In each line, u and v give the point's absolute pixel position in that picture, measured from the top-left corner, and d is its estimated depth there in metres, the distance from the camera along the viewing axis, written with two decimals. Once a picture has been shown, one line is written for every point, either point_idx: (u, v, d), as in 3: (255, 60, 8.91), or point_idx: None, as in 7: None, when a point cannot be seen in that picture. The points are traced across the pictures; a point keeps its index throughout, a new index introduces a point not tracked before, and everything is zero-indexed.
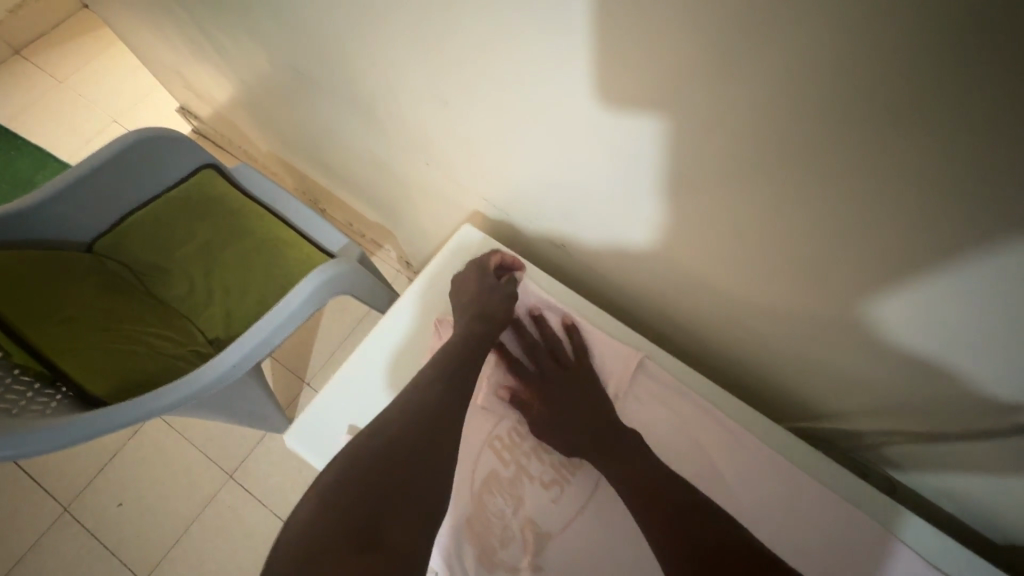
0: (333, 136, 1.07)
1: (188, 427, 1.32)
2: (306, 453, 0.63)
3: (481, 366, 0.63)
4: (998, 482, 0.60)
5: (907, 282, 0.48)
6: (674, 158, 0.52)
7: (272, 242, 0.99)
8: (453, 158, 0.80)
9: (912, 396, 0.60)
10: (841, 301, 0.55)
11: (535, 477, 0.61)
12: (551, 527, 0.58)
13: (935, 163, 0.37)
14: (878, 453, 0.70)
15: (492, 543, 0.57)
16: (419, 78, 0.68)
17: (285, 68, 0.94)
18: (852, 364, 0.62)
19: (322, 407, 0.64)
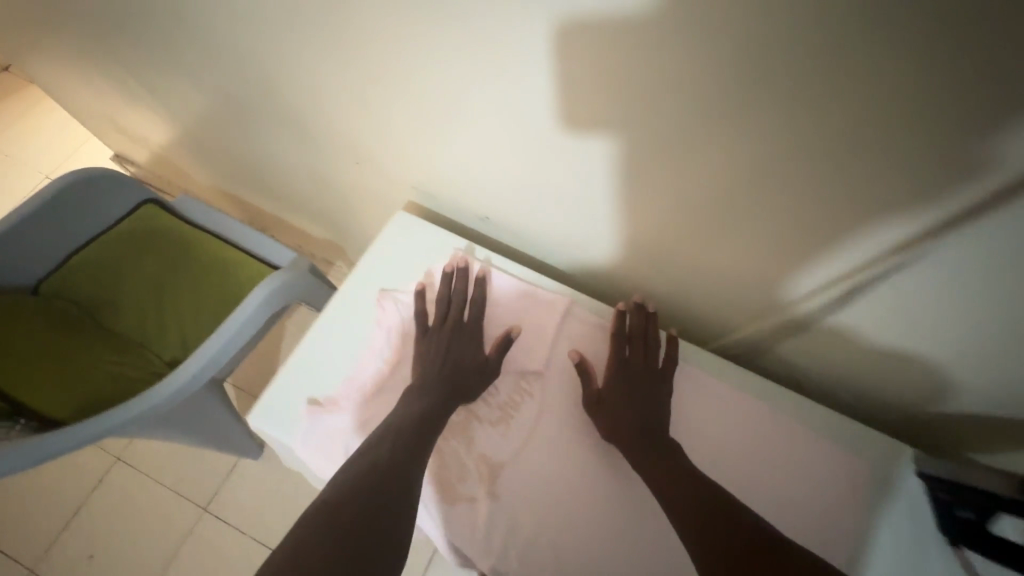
0: (269, 159, 1.11)
1: (155, 468, 1.30)
2: (270, 431, 0.62)
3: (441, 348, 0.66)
4: (879, 363, 0.66)
5: (756, 203, 0.53)
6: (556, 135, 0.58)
7: (221, 265, 1.03)
8: (380, 156, 0.85)
9: (770, 305, 0.67)
10: (714, 232, 0.60)
11: (484, 418, 0.66)
12: (503, 457, 0.64)
13: (746, 113, 0.45)
14: (779, 359, 0.76)
15: (451, 479, 0.62)
16: (336, 88, 0.74)
17: (215, 97, 0.99)
18: (722, 287, 0.68)
19: (278, 386, 0.64)
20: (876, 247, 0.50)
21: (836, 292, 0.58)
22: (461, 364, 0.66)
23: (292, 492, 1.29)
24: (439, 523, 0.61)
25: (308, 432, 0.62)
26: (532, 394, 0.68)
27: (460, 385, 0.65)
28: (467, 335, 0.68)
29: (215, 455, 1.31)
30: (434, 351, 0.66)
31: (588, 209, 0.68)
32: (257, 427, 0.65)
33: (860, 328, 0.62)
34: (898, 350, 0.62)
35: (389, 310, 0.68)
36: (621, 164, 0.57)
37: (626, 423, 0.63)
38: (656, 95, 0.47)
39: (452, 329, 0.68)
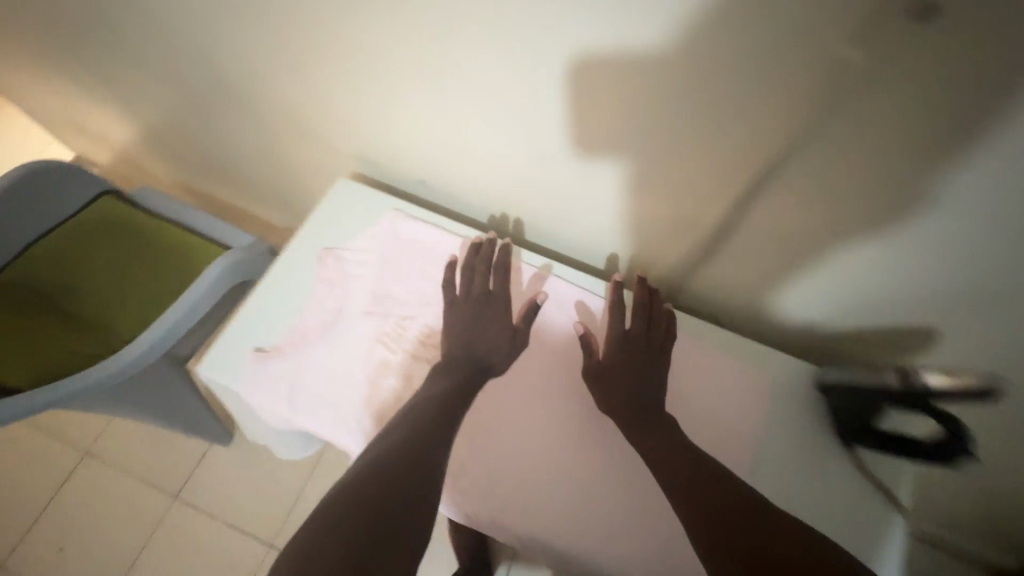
0: (224, 145, 1.15)
1: (124, 459, 1.31)
2: (218, 378, 0.65)
3: (467, 324, 0.67)
4: (780, 285, 0.68)
5: (643, 133, 0.57)
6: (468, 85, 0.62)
7: (179, 250, 1.06)
8: (321, 128, 0.87)
9: (678, 245, 0.69)
10: (619, 166, 0.63)
11: (420, 357, 0.66)
12: (434, 394, 0.65)
13: (619, 50, 0.49)
14: (694, 296, 0.78)
15: (389, 413, 0.63)
16: (270, 64, 0.78)
17: (164, 86, 1.02)
18: (634, 231, 0.71)
19: (225, 339, 0.66)
20: (748, 165, 0.54)
21: (728, 218, 0.61)
22: (480, 339, 0.66)
23: (263, 475, 1.31)
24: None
25: (253, 378, 0.64)
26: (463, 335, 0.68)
27: (482, 360, 0.65)
28: (493, 307, 0.68)
29: (186, 443, 1.33)
30: (461, 326, 0.66)
31: (508, 159, 0.71)
32: (206, 380, 0.66)
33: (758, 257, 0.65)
34: (797, 279, 0.65)
35: (332, 266, 0.70)
36: (529, 108, 0.61)
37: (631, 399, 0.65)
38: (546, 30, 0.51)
39: (478, 302, 0.68)
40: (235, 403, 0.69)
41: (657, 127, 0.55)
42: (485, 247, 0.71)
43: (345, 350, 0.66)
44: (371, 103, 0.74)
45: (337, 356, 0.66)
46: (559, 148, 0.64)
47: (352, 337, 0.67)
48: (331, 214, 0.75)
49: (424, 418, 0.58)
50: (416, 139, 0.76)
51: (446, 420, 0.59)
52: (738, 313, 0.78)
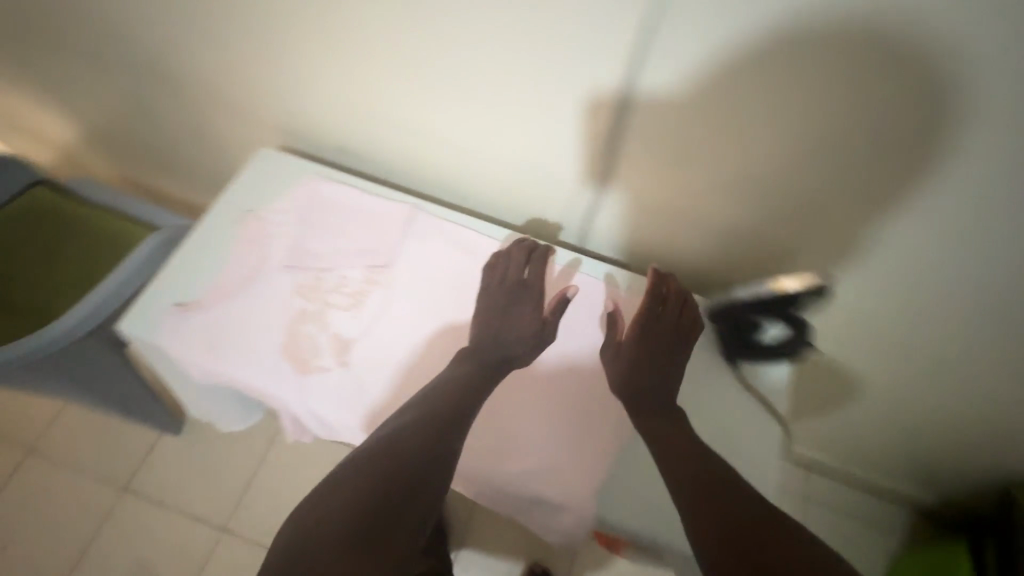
0: (158, 136, 1.17)
1: (69, 457, 1.30)
2: (137, 332, 0.67)
3: (495, 316, 0.69)
4: (664, 210, 0.76)
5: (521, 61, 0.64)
6: (367, 29, 0.69)
7: (113, 234, 1.06)
8: (249, 98, 0.91)
9: (573, 177, 0.76)
10: (510, 100, 0.69)
11: (338, 305, 0.70)
12: (352, 334, 0.69)
13: None
14: (599, 236, 0.85)
15: (305, 356, 0.67)
16: (193, 35, 0.83)
17: (94, 76, 1.05)
18: (534, 170, 0.78)
19: (145, 297, 0.69)
20: (607, 88, 0.62)
21: (606, 146, 0.69)
22: (506, 333, 0.69)
23: (213, 463, 1.31)
24: (296, 393, 0.65)
25: (174, 331, 0.67)
26: (379, 283, 0.72)
27: (507, 351, 0.68)
28: (521, 299, 0.70)
29: (133, 436, 1.32)
30: (490, 316, 0.69)
31: (419, 107, 0.77)
32: (127, 336, 0.68)
33: (636, 181, 0.72)
34: (675, 201, 0.73)
35: (255, 227, 0.73)
36: (428, 49, 0.67)
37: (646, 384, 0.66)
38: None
39: (511, 290, 0.70)
40: (158, 359, 0.71)
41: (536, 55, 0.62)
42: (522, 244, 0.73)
43: (264, 303, 0.69)
44: (289, 60, 0.79)
45: (255, 308, 0.69)
46: (461, 88, 0.71)
47: (272, 290, 0.70)
48: (254, 178, 0.78)
49: (439, 418, 0.60)
50: (335, 94, 0.81)
51: (461, 416, 0.61)
52: (639, 250, 0.85)
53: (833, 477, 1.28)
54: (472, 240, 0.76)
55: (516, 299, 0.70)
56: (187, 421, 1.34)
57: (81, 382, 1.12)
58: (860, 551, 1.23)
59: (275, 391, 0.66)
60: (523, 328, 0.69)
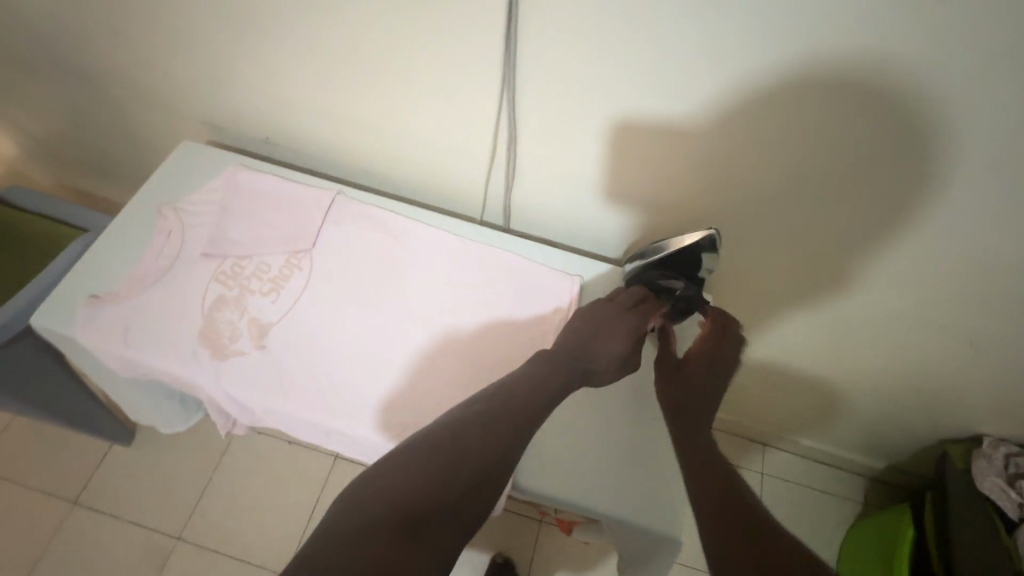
0: (95, 142, 1.15)
1: (16, 473, 1.27)
2: (48, 325, 0.66)
3: (592, 336, 0.67)
4: (583, 185, 0.77)
5: (426, 38, 0.65)
6: (278, 14, 0.70)
7: (47, 240, 1.04)
8: (170, 92, 0.92)
9: (484, 154, 0.78)
10: (423, 79, 0.71)
11: (256, 291, 0.70)
12: (272, 318, 0.69)
13: None
14: (528, 217, 0.86)
15: (222, 341, 0.67)
16: (114, 34, 0.84)
17: (24, 83, 1.04)
18: (447, 149, 0.80)
19: (59, 290, 0.68)
20: (498, 58, 0.64)
21: (506, 118, 0.71)
22: (594, 348, 0.66)
23: (166, 469, 1.29)
24: (213, 377, 0.65)
25: (87, 322, 0.67)
26: (300, 267, 0.73)
27: (588, 371, 0.65)
28: (622, 327, 0.68)
29: (82, 447, 1.30)
30: (585, 336, 0.67)
31: (342, 92, 0.78)
32: (40, 331, 0.68)
33: (542, 154, 0.75)
34: (582, 171, 0.75)
35: (172, 218, 0.73)
36: (327, 29, 0.69)
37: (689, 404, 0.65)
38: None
39: (618, 315, 0.68)
40: (76, 352, 0.70)
41: (426, 28, 0.64)
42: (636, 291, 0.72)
43: (181, 292, 0.69)
44: (199, 50, 0.80)
45: (173, 297, 0.69)
46: (365, 67, 0.72)
47: (190, 278, 0.70)
48: (174, 173, 0.78)
49: (507, 419, 0.58)
50: (250, 81, 0.82)
51: (538, 414, 0.60)
52: (568, 229, 0.86)
53: (791, 450, 1.29)
54: (394, 223, 0.77)
55: (617, 319, 0.68)
56: (138, 429, 1.32)
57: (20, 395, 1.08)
58: (821, 526, 1.23)
59: (192, 377, 0.65)
60: (610, 350, 0.66)
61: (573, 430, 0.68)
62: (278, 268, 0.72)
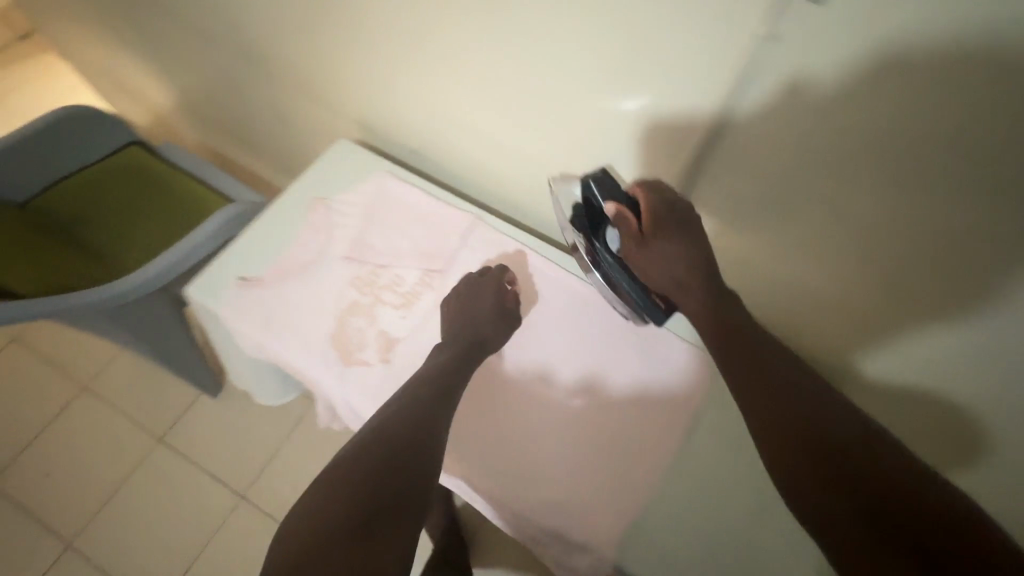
0: (247, 110, 1.21)
1: (118, 398, 1.38)
2: (201, 298, 0.71)
3: (470, 307, 0.69)
4: None
5: (613, 94, 0.63)
6: (464, 39, 0.69)
7: (193, 199, 1.12)
8: (337, 89, 0.95)
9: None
10: (595, 129, 0.68)
11: (389, 302, 0.71)
12: (400, 334, 0.70)
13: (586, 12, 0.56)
14: None
15: (351, 347, 0.68)
16: (298, 23, 0.86)
17: (201, 49, 1.11)
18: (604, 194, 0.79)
19: (215, 266, 0.73)
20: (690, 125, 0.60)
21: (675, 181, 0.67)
22: (477, 320, 0.68)
23: (243, 430, 1.35)
24: (338, 381, 0.66)
25: (235, 303, 0.70)
26: (433, 287, 0.73)
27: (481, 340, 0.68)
28: (493, 301, 0.70)
29: (176, 390, 1.39)
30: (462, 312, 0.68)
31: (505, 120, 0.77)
32: (191, 299, 0.72)
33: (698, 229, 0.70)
34: (734, 257, 0.69)
35: (321, 213, 0.76)
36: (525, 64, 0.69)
37: (685, 274, 0.54)
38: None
39: (483, 286, 0.71)
40: (215, 326, 0.74)
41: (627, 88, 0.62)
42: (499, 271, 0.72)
43: (320, 289, 0.72)
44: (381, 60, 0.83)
45: (311, 291, 0.71)
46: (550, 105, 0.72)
47: (332, 277, 0.73)
48: (327, 168, 0.81)
49: (417, 413, 0.58)
50: (416, 91, 0.83)
51: (439, 406, 0.60)
52: None
53: None
54: (526, 257, 0.76)
55: (477, 286, 0.71)
56: (228, 385, 1.40)
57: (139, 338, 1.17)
58: None
59: (318, 377, 0.67)
60: (483, 321, 0.68)
61: (681, 520, 0.64)
62: (412, 285, 0.72)
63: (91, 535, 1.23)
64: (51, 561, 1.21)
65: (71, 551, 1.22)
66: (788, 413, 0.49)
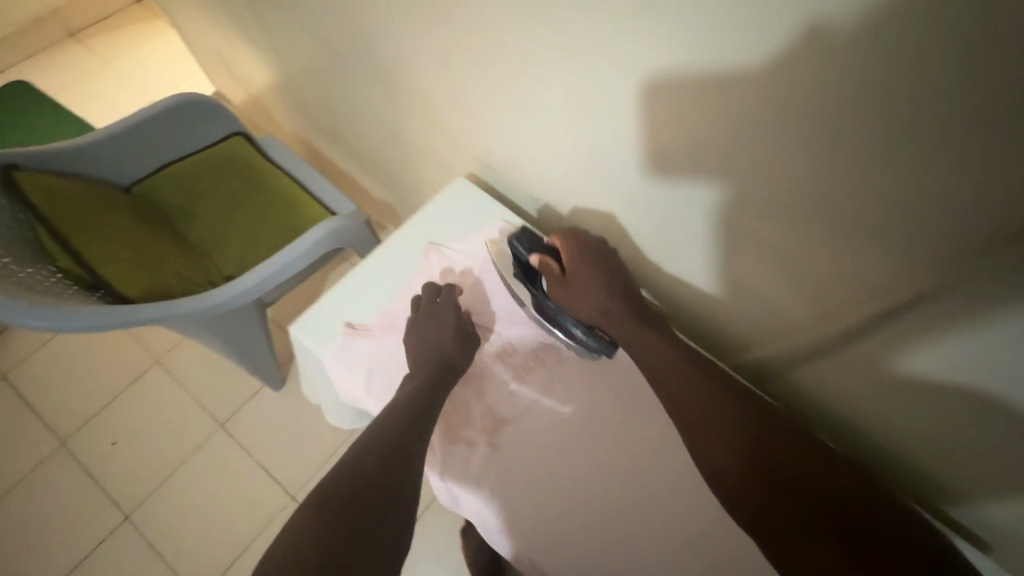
0: (347, 115, 1.16)
1: (186, 377, 1.40)
2: (306, 340, 0.70)
3: (419, 329, 0.68)
4: (898, 400, 0.62)
5: (795, 213, 0.53)
6: (618, 115, 0.60)
7: (290, 202, 1.09)
8: (455, 123, 0.88)
9: (791, 341, 0.68)
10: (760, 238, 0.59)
11: (498, 375, 0.70)
12: (508, 414, 0.68)
13: (793, 126, 0.46)
14: (793, 390, 0.75)
15: (455, 422, 0.67)
16: (425, 51, 0.78)
17: (310, 51, 1.05)
18: (754, 310, 0.70)
19: (324, 307, 0.72)
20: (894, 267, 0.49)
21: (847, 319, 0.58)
22: (432, 345, 0.67)
23: (301, 430, 1.35)
24: (439, 462, 0.66)
25: (340, 349, 0.69)
26: (546, 362, 0.71)
27: (449, 362, 0.67)
28: (449, 325, 0.69)
29: (242, 379, 1.40)
30: (417, 335, 0.68)
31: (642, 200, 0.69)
32: (295, 338, 0.72)
33: (851, 373, 0.64)
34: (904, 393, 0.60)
35: (433, 261, 0.74)
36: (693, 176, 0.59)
37: (606, 308, 0.66)
38: (727, 110, 0.49)
39: (444, 310, 0.69)
40: (313, 365, 0.74)
41: (825, 231, 0.52)
42: (448, 294, 0.71)
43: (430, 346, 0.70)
44: (516, 120, 0.75)
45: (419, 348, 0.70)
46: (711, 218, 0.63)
47: None
48: (438, 211, 0.79)
49: (392, 449, 0.59)
50: (543, 147, 0.75)
51: (414, 430, 0.61)
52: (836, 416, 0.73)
53: None
54: None
55: (434, 312, 0.69)
56: (292, 382, 1.39)
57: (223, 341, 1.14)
58: None
59: None
60: (431, 341, 0.67)
61: None
62: (523, 360, 0.71)
63: (147, 512, 1.26)
64: (108, 530, 1.24)
65: (128, 523, 1.25)
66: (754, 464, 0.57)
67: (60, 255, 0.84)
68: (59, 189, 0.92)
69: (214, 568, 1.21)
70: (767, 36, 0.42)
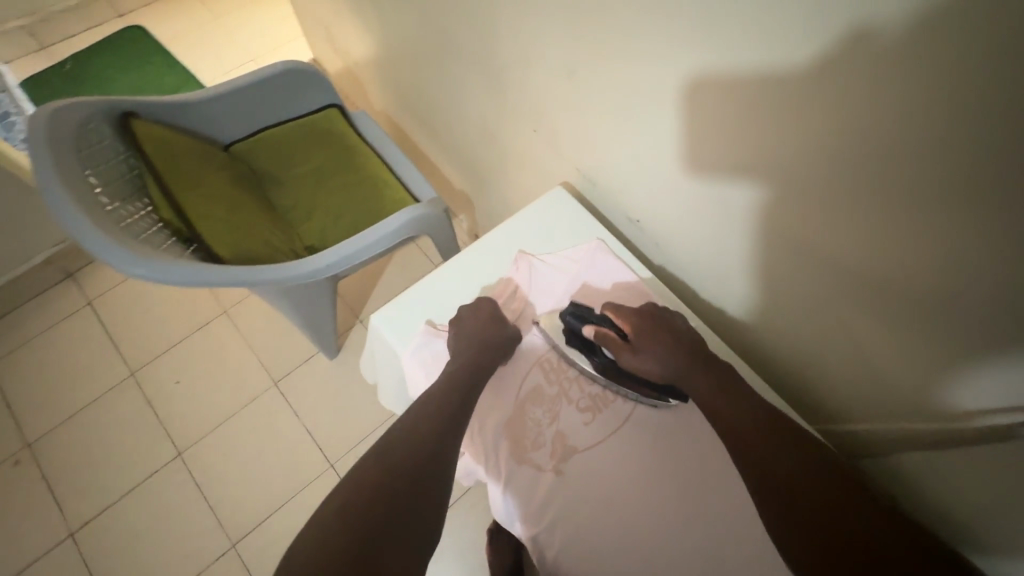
0: (440, 101, 1.16)
1: (249, 331, 1.46)
2: (388, 330, 0.74)
3: (479, 321, 0.71)
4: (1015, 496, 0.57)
5: (947, 278, 0.48)
6: (750, 150, 0.57)
7: (374, 179, 1.10)
8: (562, 131, 0.85)
9: (898, 410, 0.64)
10: (895, 297, 0.55)
11: (573, 401, 0.70)
12: (579, 442, 0.67)
13: (967, 191, 0.42)
14: (889, 461, 0.70)
15: (526, 443, 0.67)
16: (541, 53, 0.76)
17: (416, 36, 1.06)
18: (855, 372, 0.67)
19: (409, 303, 0.76)
20: None
21: (979, 398, 0.54)
22: (485, 336, 0.69)
23: (349, 402, 1.38)
24: (503, 475, 0.66)
25: (419, 345, 0.72)
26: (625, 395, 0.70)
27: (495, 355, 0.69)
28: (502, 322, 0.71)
29: (300, 341, 1.44)
30: (479, 325, 0.70)
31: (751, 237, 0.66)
32: (376, 326, 0.75)
33: (978, 471, 0.59)
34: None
35: (522, 269, 0.76)
36: (833, 233, 0.55)
37: (668, 359, 0.65)
38: (890, 163, 0.46)
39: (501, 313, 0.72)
40: (386, 355, 0.77)
41: (978, 308, 0.48)
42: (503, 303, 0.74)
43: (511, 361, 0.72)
44: (636, 146, 0.73)
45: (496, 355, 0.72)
46: (841, 280, 0.59)
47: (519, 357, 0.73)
48: (526, 221, 0.81)
49: (436, 431, 0.60)
50: (654, 167, 0.73)
51: (457, 421, 0.62)
52: (934, 497, 0.67)
53: None
54: None
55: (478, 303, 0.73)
56: (348, 353, 1.43)
57: (297, 313, 1.18)
58: None
59: (486, 461, 0.67)
60: (487, 333, 0.69)
61: None
62: (599, 389, 0.70)
63: (198, 452, 1.32)
64: (162, 463, 1.31)
65: (179, 461, 1.32)
66: (784, 470, 0.55)
67: (164, 206, 0.87)
68: (167, 141, 0.95)
69: (252, 518, 1.26)
70: (962, 95, 0.38)
